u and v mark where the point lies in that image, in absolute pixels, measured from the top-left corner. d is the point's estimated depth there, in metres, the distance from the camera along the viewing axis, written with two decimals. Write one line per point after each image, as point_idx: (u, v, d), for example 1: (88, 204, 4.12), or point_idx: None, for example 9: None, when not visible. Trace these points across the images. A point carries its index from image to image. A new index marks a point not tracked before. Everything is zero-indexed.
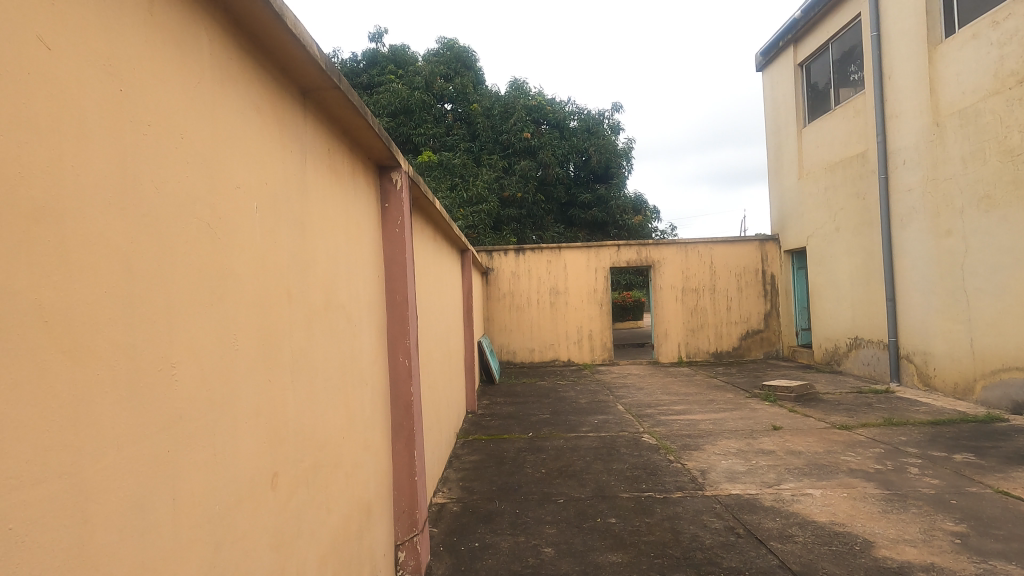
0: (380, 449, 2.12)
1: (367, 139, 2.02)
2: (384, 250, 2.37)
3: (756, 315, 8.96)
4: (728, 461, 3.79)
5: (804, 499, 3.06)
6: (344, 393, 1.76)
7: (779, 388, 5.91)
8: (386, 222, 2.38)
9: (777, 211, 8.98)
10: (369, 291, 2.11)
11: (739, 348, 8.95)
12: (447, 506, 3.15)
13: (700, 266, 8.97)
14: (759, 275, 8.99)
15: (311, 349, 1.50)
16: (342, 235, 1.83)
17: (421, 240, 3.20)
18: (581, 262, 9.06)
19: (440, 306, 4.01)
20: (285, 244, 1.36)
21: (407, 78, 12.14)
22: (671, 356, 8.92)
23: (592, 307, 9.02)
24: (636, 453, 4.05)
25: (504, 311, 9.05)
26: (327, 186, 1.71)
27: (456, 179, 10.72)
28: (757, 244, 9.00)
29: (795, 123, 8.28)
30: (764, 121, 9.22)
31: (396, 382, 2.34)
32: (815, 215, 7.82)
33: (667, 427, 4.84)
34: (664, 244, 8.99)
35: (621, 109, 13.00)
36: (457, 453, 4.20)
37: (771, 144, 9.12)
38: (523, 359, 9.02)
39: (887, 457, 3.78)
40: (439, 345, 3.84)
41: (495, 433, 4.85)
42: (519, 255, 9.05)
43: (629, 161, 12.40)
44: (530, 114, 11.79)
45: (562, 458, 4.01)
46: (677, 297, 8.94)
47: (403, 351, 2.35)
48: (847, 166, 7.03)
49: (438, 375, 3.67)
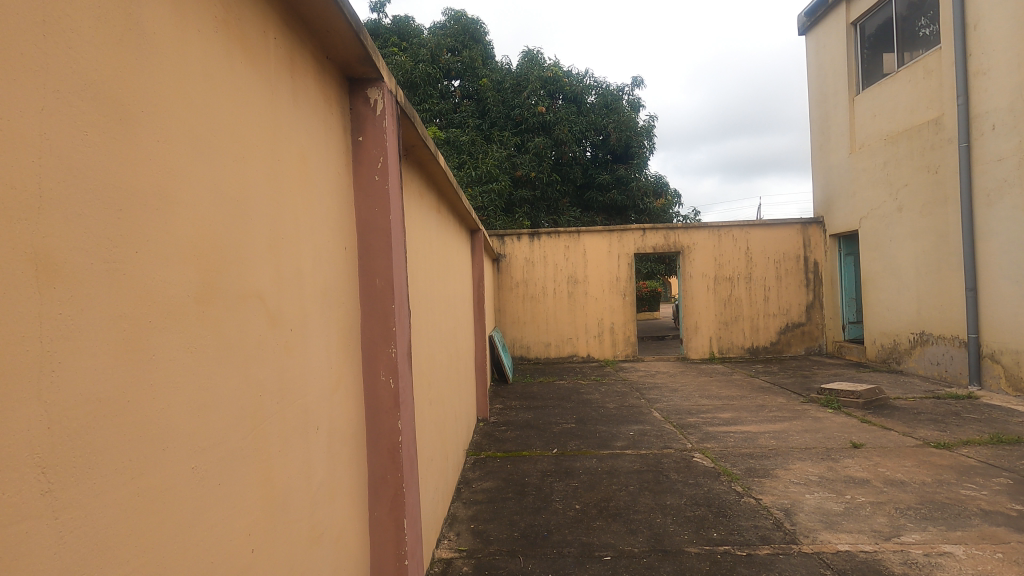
0: (344, 529, 1.29)
1: (313, 6, 1.16)
2: (357, 209, 1.52)
3: (797, 307, 8.07)
4: (816, 497, 2.94)
5: (944, 563, 2.23)
6: (261, 459, 0.92)
7: (842, 392, 5.04)
8: (360, 164, 1.52)
9: (821, 191, 8.07)
10: (325, 272, 1.28)
11: (777, 344, 8.07)
12: (455, 564, 2.34)
13: (734, 253, 8.10)
14: (800, 262, 8.09)
15: (154, 389, 0.67)
16: (258, 162, 0.98)
17: (416, 205, 2.35)
18: (601, 247, 8.21)
19: (444, 298, 3.17)
20: (37, 136, 0.53)
21: (411, 51, 11.28)
22: (702, 352, 8.06)
23: (614, 297, 8.17)
24: (691, 482, 3.21)
25: (517, 302, 8.23)
26: (220, 57, 0.87)
27: (464, 157, 9.88)
28: (798, 228, 8.11)
29: (847, 89, 7.33)
30: (808, 91, 8.28)
31: (377, 414, 1.51)
32: (870, 194, 6.89)
33: (720, 442, 4.00)
34: (694, 228, 8.11)
35: (642, 84, 12.03)
36: (466, 478, 3.39)
37: (815, 116, 8.18)
38: (537, 354, 8.20)
39: (1021, 492, 2.92)
40: (443, 345, 3.01)
41: (512, 449, 4.04)
42: (533, 239, 8.22)
43: (652, 140, 11.44)
44: (544, 87, 10.88)
45: (598, 487, 3.17)
46: (709, 287, 8.07)
47: (385, 366, 1.52)
48: (915, 136, 6.10)
49: (441, 385, 2.84)
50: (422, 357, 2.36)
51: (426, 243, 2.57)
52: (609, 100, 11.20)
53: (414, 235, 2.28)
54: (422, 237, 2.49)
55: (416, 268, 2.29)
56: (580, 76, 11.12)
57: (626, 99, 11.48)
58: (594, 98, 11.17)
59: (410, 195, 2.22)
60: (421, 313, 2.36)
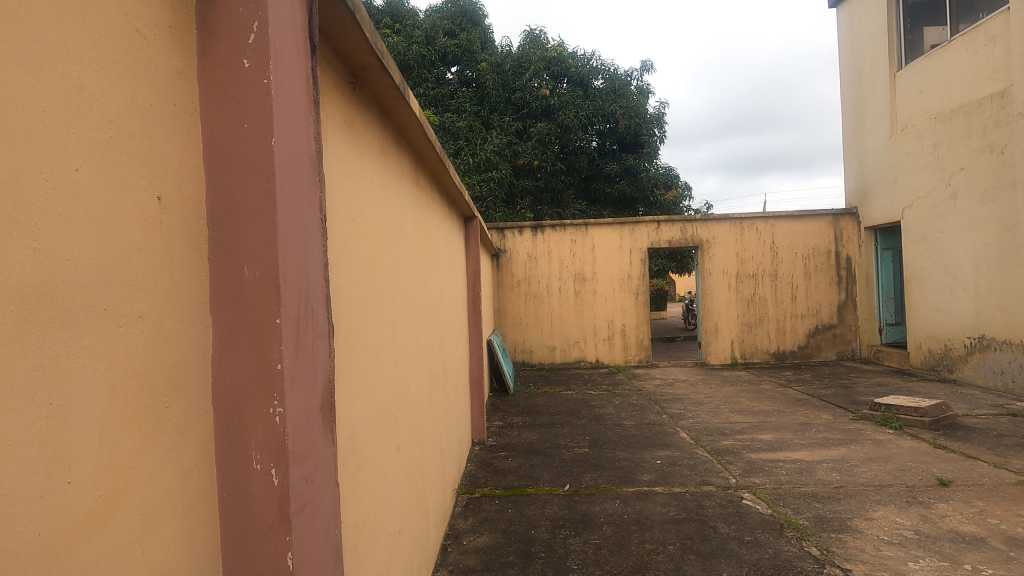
0: None
1: None
2: (208, 127, 0.76)
3: (827, 307, 7.32)
4: (924, 567, 2.19)
5: None
6: None
7: (903, 408, 4.28)
8: (213, 35, 0.75)
9: (855, 179, 7.31)
10: (59, 245, 0.53)
11: (805, 348, 7.32)
12: None
13: (758, 248, 7.34)
14: (831, 257, 7.32)
15: None
16: None
17: (367, 162, 1.59)
18: (611, 240, 7.46)
19: (425, 298, 2.41)
20: None
21: (405, 32, 10.52)
22: (722, 357, 7.31)
23: (626, 296, 7.41)
24: (749, 539, 2.45)
25: (518, 302, 7.48)
26: None
27: (460, 144, 9.12)
28: (829, 220, 7.35)
29: (888, 64, 6.55)
30: (840, 69, 7.52)
31: (245, 540, 0.74)
32: (916, 180, 6.13)
33: (771, 476, 3.25)
34: (714, 220, 7.35)
35: (652, 69, 11.24)
36: (456, 531, 2.64)
37: (847, 97, 7.42)
38: (541, 359, 7.45)
39: None
40: (421, 362, 2.23)
41: (514, 484, 3.28)
42: (537, 233, 7.47)
43: (663, 127, 10.66)
44: (547, 69, 10.08)
45: (627, 547, 2.41)
46: (730, 285, 7.32)
47: (262, 441, 0.74)
48: (973, 112, 5.33)
49: (416, 419, 2.07)
50: (377, 390, 1.59)
51: (387, 218, 1.80)
52: (616, 84, 10.44)
53: (360, 204, 1.51)
54: (380, 209, 1.71)
55: (364, 253, 1.52)
56: (586, 58, 10.33)
57: (635, 85, 10.71)
58: (601, 82, 10.40)
59: (354, 142, 1.45)
60: (375, 324, 1.60)
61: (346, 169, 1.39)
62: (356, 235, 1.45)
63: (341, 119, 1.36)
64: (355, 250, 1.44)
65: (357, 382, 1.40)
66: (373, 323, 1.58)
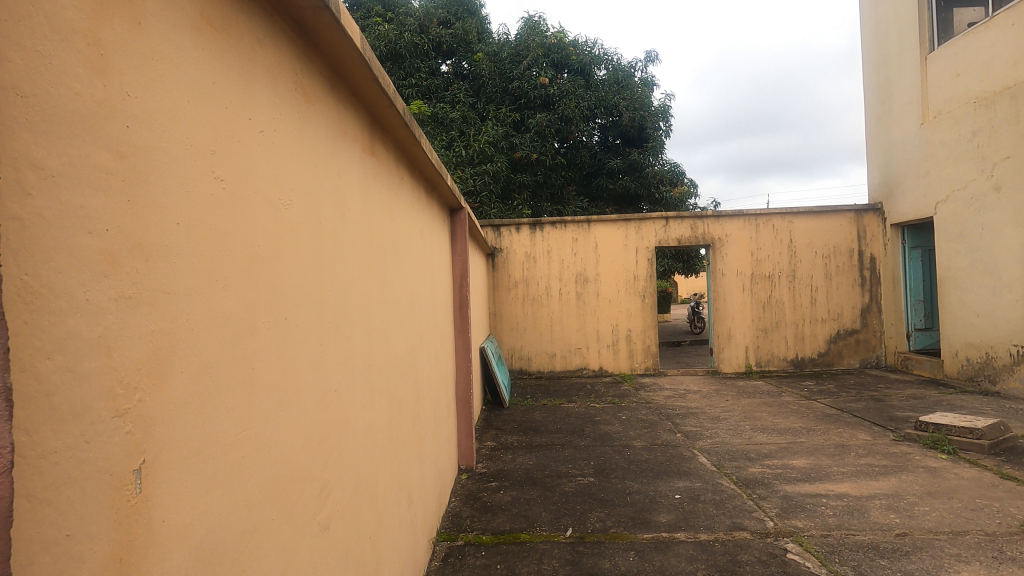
0: None
1: None
2: None
3: (850, 310, 6.76)
4: None
5: None
6: None
7: (956, 429, 3.72)
8: None
9: (880, 171, 6.76)
10: None
11: (826, 355, 6.76)
12: None
13: (775, 246, 6.78)
14: (854, 257, 6.77)
15: None
16: None
17: (262, 98, 1.02)
18: (616, 238, 6.90)
19: (384, 306, 1.84)
20: None
21: (396, 20, 9.95)
22: (736, 364, 6.75)
23: (631, 299, 6.86)
24: None
25: (516, 305, 6.92)
26: None
27: (453, 136, 8.58)
28: (852, 217, 6.80)
29: (918, 46, 6.00)
30: (865, 53, 6.97)
31: None
32: (952, 171, 5.59)
33: (817, 518, 2.69)
34: (726, 216, 6.80)
35: (657, 60, 10.69)
36: None
37: (872, 83, 6.87)
38: (540, 367, 6.89)
39: None
40: (373, 392, 1.66)
41: (505, 527, 2.70)
42: (535, 231, 6.92)
43: (668, 121, 10.11)
44: (547, 58, 9.52)
45: None
46: (745, 287, 6.76)
47: None
48: (1020, 94, 4.79)
49: (362, 473, 1.50)
50: (279, 453, 1.02)
51: (310, 191, 1.22)
52: (620, 75, 9.90)
53: (242, 162, 0.93)
54: (293, 178, 1.14)
55: (250, 239, 0.95)
56: (588, 47, 9.78)
57: (639, 76, 10.17)
58: (604, 72, 9.87)
59: (223, 55, 0.89)
60: (276, 349, 1.03)
61: (200, 97, 0.82)
62: (229, 210, 0.88)
63: (187, 3, 0.80)
64: (225, 234, 0.87)
65: (221, 455, 0.83)
66: (272, 350, 1.01)
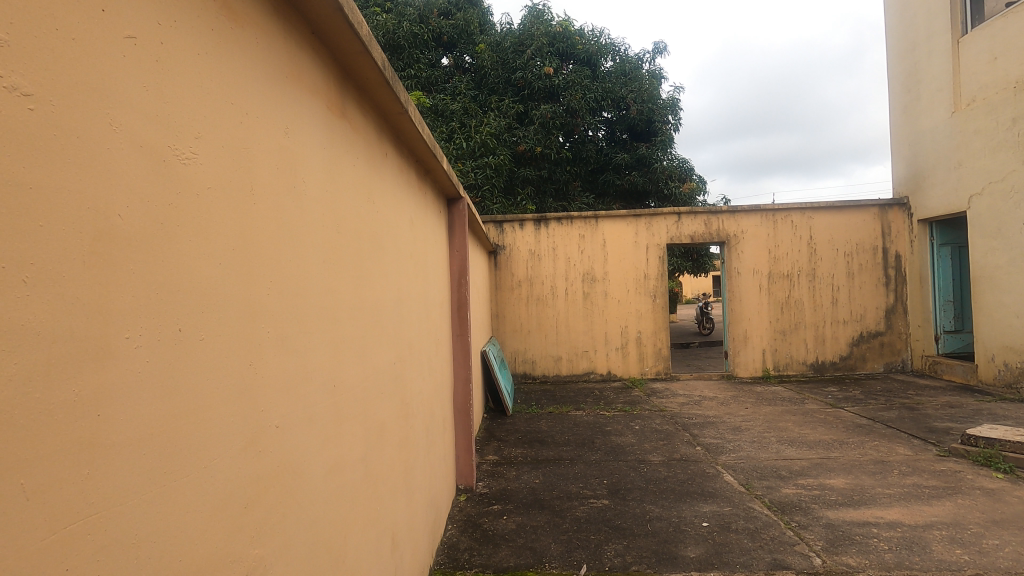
0: None
1: None
2: None
3: (873, 311, 6.38)
4: None
5: None
6: None
7: (1011, 445, 3.33)
8: None
9: (906, 164, 6.37)
10: None
11: (848, 359, 6.39)
12: None
13: (794, 243, 6.40)
14: (878, 255, 6.39)
15: None
16: None
17: None
18: (625, 235, 6.53)
19: (359, 308, 1.47)
20: None
21: (395, 10, 9.61)
22: (752, 369, 6.37)
23: (642, 299, 6.48)
24: None
25: (519, 305, 6.56)
26: None
27: (454, 127, 8.24)
28: (876, 212, 6.42)
29: (950, 29, 5.60)
30: (889, 40, 6.58)
31: None
32: (987, 161, 5.21)
33: (872, 554, 2.31)
34: (742, 212, 6.42)
35: (666, 51, 10.28)
36: None
37: (897, 71, 6.48)
38: (545, 371, 6.52)
39: None
40: (340, 420, 1.28)
41: (509, 564, 2.33)
42: (540, 227, 6.55)
43: (677, 114, 9.72)
44: (552, 47, 9.16)
45: None
46: (762, 287, 6.38)
47: None
48: None
49: (322, 530, 1.13)
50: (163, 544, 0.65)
51: (229, 142, 0.85)
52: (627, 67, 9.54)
53: (78, 70, 0.57)
54: (195, 117, 0.76)
55: (95, 200, 0.58)
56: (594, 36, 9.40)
57: (647, 68, 9.79)
58: (610, 63, 9.50)
59: None
60: (151, 376, 0.65)
61: None
62: (33, 144, 0.51)
63: None
64: (24, 187, 0.50)
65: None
66: (145, 378, 0.64)
